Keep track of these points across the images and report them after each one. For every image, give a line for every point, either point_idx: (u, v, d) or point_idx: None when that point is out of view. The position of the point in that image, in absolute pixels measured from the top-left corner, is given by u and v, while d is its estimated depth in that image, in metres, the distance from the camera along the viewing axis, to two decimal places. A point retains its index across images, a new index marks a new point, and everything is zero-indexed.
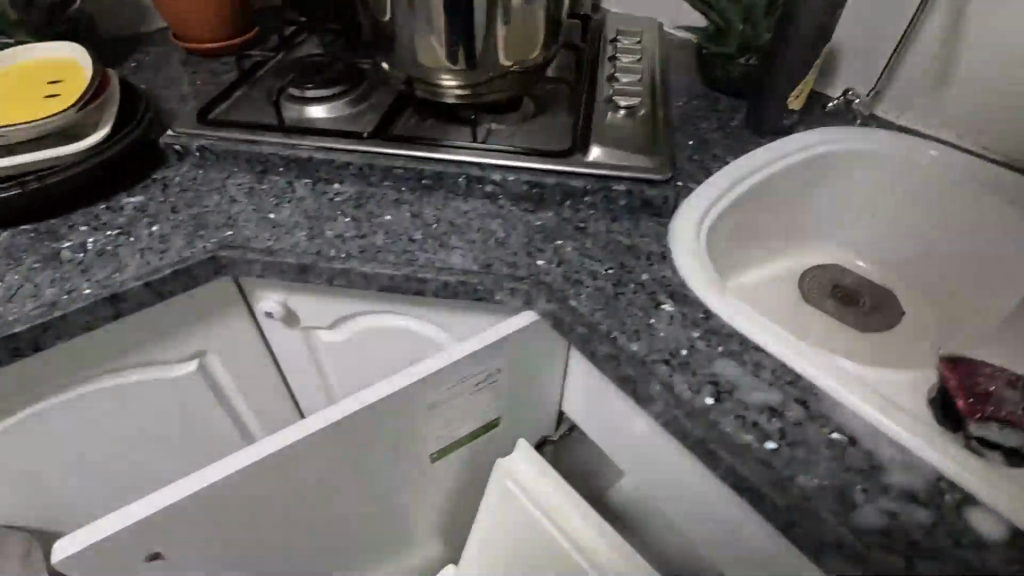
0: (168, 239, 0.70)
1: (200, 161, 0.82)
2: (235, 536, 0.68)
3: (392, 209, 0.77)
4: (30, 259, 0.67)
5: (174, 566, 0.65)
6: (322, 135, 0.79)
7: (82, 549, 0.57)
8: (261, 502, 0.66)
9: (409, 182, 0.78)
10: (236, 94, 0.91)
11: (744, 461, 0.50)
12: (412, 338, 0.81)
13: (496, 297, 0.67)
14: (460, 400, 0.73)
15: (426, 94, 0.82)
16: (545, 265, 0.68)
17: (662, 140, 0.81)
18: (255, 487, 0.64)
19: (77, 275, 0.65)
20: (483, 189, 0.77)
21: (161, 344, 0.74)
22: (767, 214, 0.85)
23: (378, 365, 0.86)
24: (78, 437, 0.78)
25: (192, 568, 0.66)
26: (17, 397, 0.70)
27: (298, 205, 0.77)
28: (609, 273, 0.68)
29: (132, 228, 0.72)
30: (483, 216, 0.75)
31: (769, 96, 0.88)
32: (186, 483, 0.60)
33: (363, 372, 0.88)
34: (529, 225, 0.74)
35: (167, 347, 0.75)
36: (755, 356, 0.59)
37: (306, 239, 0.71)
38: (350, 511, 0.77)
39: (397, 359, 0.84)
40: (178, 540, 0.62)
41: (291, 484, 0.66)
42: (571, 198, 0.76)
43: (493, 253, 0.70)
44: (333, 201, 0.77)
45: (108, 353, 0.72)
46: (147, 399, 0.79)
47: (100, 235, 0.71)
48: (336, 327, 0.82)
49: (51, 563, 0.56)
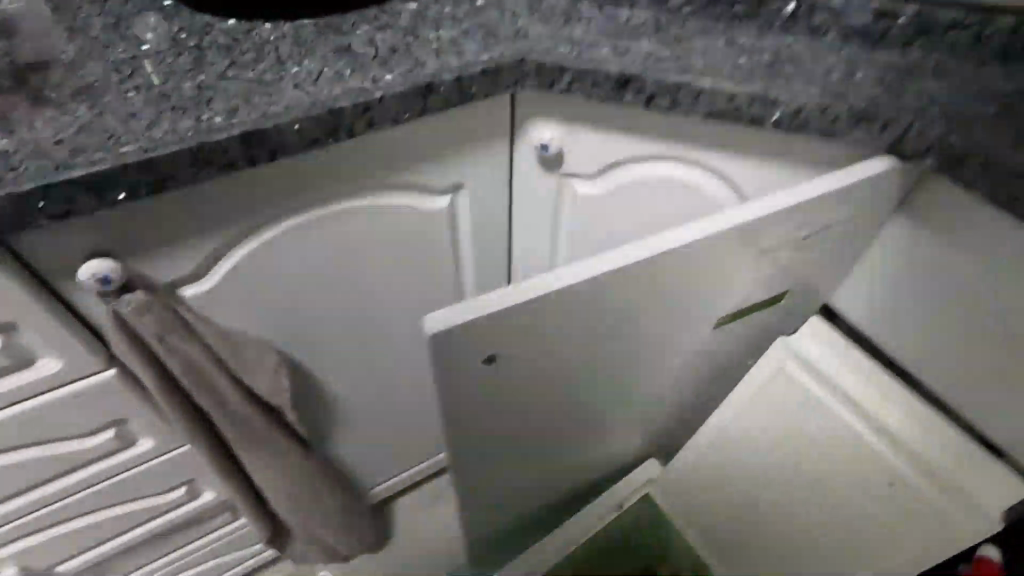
0: (460, 43, 0.63)
1: None
2: (555, 366, 0.58)
3: (701, 36, 0.65)
4: (323, 49, 0.62)
5: (499, 381, 0.55)
6: None
7: (465, 323, 0.47)
8: (602, 326, 0.56)
9: (719, 8, 0.67)
10: None
11: None
12: (686, 197, 0.71)
13: (853, 133, 0.56)
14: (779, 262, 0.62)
15: None
16: (915, 103, 0.56)
17: None
18: (613, 303, 0.54)
19: (377, 66, 0.59)
20: (811, 22, 0.65)
21: (454, 155, 0.68)
22: None
23: (628, 230, 0.78)
24: (354, 251, 0.70)
25: (504, 390, 0.57)
26: (326, 181, 0.62)
27: (590, 23, 0.67)
28: (998, 118, 0.55)
29: (418, 30, 0.65)
30: (813, 51, 0.63)
31: None
32: (573, 273, 0.50)
33: (607, 238, 0.79)
34: (873, 64, 0.62)
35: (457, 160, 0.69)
36: None
37: (616, 54, 0.61)
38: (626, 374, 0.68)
39: (656, 223, 0.75)
40: (528, 346, 0.53)
41: (635, 311, 0.56)
42: (924, 38, 0.63)
43: (843, 86, 0.59)
44: (630, 23, 0.67)
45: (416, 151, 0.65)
46: (421, 219, 0.72)
47: (387, 33, 0.64)
48: (599, 177, 0.73)
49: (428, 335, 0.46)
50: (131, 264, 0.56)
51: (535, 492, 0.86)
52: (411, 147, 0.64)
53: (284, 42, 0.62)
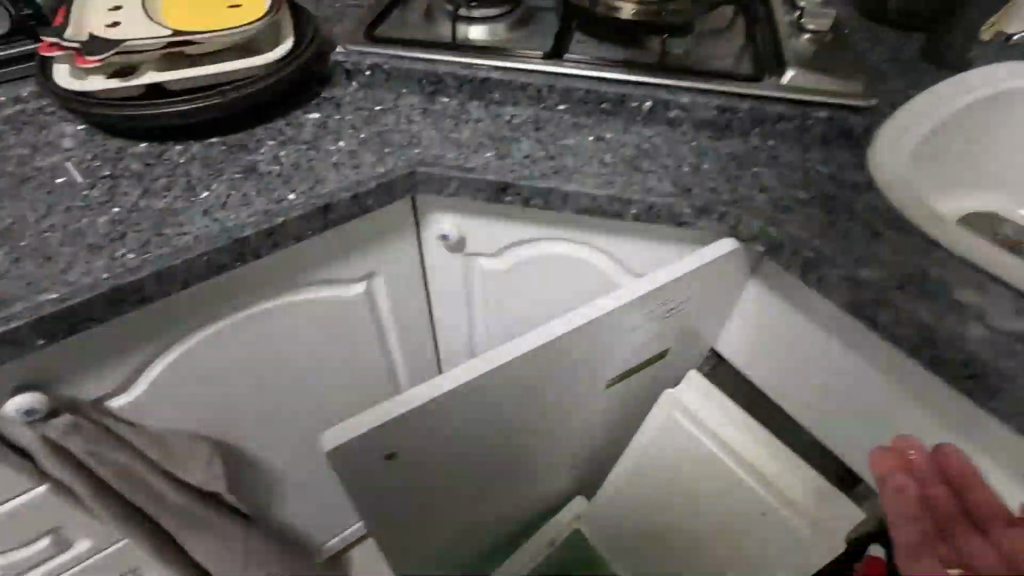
0: (358, 155, 0.70)
1: (369, 82, 0.80)
2: (449, 444, 0.68)
3: (573, 133, 0.75)
4: (230, 171, 0.67)
5: (398, 464, 0.66)
6: (499, 54, 0.77)
7: (352, 439, 0.57)
8: (482, 411, 0.66)
9: (590, 106, 0.76)
10: (394, 14, 0.87)
11: (1011, 384, 0.49)
12: (578, 269, 0.80)
13: (698, 220, 0.65)
14: (648, 331, 0.71)
15: (603, 12, 0.78)
16: (747, 191, 0.66)
17: (851, 68, 0.77)
18: (485, 395, 0.64)
19: (280, 186, 0.65)
20: (667, 115, 0.75)
21: (355, 259, 0.76)
22: (941, 154, 0.83)
23: (533, 298, 0.86)
24: (278, 349, 0.78)
25: (411, 468, 0.68)
26: (238, 299, 0.69)
27: (476, 125, 0.75)
28: (817, 201, 0.65)
29: (319, 143, 0.71)
30: (670, 142, 0.73)
31: (956, 31, 0.84)
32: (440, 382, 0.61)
33: (517, 305, 0.87)
34: (719, 153, 0.72)
35: (360, 262, 0.76)
36: (991, 285, 0.57)
37: (497, 159, 0.70)
38: (525, 437, 0.77)
39: (555, 291, 0.84)
40: (411, 439, 0.63)
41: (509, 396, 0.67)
42: (761, 125, 0.73)
43: (690, 177, 0.68)
44: (512, 123, 0.76)
45: (318, 263, 0.73)
46: (336, 313, 0.79)
47: (290, 149, 0.71)
48: (500, 255, 0.81)
49: (324, 451, 0.57)
50: (61, 393, 0.63)
51: (471, 527, 0.96)
52: (311, 258, 0.71)
53: (196, 165, 0.68)
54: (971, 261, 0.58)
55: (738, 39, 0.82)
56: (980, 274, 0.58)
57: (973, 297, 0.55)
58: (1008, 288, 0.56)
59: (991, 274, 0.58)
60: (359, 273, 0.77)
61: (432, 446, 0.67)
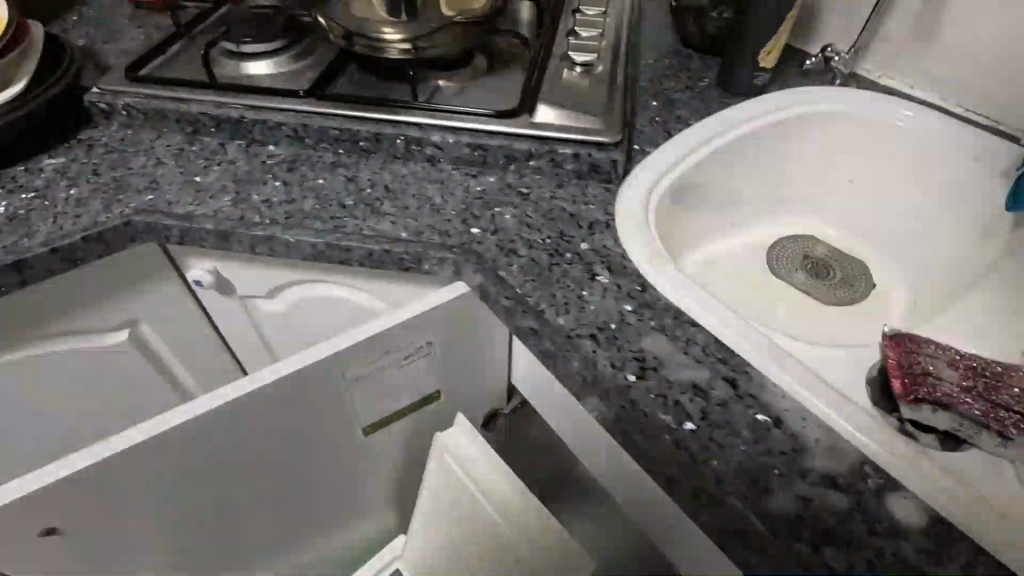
0: (83, 203, 0.67)
1: (128, 121, 0.77)
2: (153, 512, 0.66)
3: (327, 173, 0.72)
4: None
5: (79, 539, 0.63)
6: (252, 92, 0.74)
7: None
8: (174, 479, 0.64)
9: (347, 144, 0.74)
10: (172, 49, 0.85)
11: (659, 442, 0.48)
12: (350, 309, 0.77)
13: (423, 266, 0.63)
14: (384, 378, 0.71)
15: (366, 51, 0.76)
16: (479, 233, 0.65)
17: (618, 101, 0.76)
18: (161, 464, 0.62)
19: None
20: (423, 153, 0.73)
21: (86, 313, 0.73)
22: (728, 182, 0.83)
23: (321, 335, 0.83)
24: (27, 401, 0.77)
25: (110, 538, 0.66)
26: None
27: (227, 167, 0.73)
28: (547, 243, 0.64)
29: (49, 190, 0.69)
30: (422, 181, 0.71)
31: (740, 57, 0.83)
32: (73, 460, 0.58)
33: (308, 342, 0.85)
34: (468, 191, 0.70)
35: (95, 316, 0.74)
36: (688, 331, 0.56)
37: (230, 204, 0.67)
38: (278, 493, 0.76)
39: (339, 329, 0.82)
40: (79, 516, 0.61)
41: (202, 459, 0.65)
42: (515, 163, 0.72)
43: (426, 219, 0.66)
44: (265, 163, 0.73)
45: (36, 320, 0.71)
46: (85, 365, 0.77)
47: (14, 198, 0.68)
48: (275, 296, 0.79)
49: None
50: None
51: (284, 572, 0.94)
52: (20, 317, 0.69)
53: None
54: (677, 305, 0.57)
55: (516, 72, 0.81)
56: (683, 318, 0.57)
57: (664, 345, 0.54)
58: (705, 334, 0.55)
59: (693, 319, 0.56)
60: (105, 326, 0.75)
61: (155, 503, 0.66)
